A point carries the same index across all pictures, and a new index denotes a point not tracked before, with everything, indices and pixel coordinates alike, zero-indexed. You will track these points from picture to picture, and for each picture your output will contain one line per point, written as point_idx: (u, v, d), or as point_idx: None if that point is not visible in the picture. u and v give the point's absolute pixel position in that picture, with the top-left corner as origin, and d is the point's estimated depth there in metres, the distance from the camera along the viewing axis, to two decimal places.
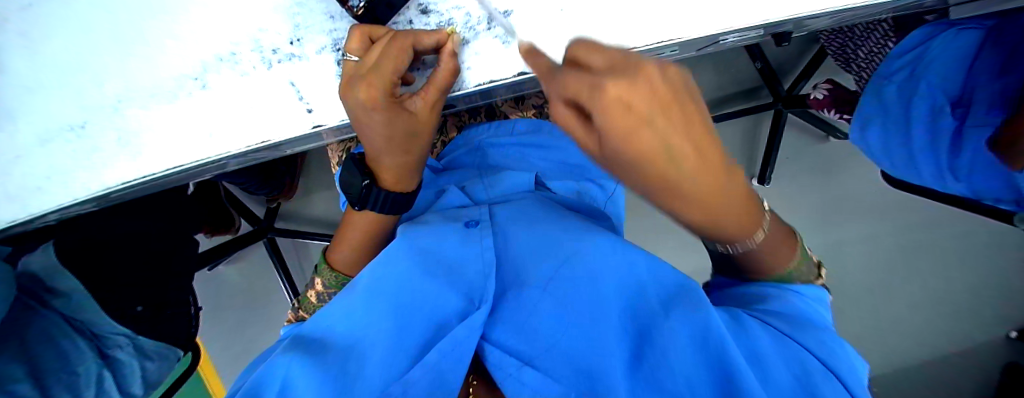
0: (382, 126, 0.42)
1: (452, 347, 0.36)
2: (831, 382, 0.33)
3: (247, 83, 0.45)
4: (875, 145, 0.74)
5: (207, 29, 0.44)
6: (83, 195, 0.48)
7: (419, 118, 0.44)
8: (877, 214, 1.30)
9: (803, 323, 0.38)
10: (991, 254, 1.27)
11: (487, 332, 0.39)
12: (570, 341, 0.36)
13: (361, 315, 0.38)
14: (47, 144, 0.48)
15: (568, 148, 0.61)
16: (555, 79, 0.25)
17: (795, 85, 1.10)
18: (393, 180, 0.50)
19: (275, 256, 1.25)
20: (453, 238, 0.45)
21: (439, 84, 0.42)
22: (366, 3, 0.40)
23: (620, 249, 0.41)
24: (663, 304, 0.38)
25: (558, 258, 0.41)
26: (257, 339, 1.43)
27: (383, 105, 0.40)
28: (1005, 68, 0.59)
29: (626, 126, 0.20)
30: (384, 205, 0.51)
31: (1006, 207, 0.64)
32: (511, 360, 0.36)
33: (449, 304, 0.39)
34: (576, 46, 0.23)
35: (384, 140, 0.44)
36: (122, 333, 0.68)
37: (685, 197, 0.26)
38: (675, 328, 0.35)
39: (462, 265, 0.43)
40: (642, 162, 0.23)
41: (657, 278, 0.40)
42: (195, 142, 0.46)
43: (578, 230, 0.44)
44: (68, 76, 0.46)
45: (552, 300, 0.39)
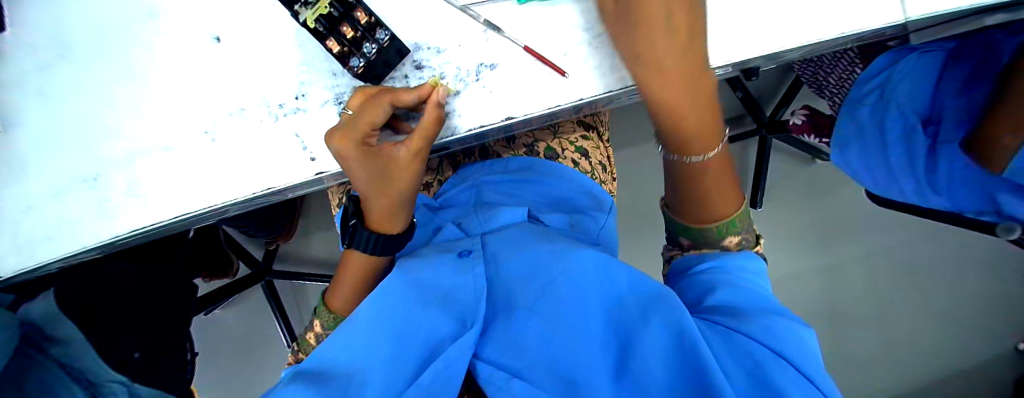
0: (363, 172, 0.45)
1: (445, 368, 0.37)
2: (780, 364, 0.35)
3: (254, 134, 0.47)
4: (855, 163, 0.75)
5: (219, 86, 0.47)
6: (91, 242, 0.50)
7: (400, 165, 0.46)
8: (869, 232, 1.33)
9: (748, 307, 0.42)
10: (988, 267, 1.28)
11: (478, 351, 0.39)
12: (557, 353, 0.38)
13: (360, 339, 0.39)
14: (57, 195, 0.49)
15: (559, 181, 0.64)
16: None
17: (775, 111, 1.15)
18: (380, 221, 0.51)
19: (274, 301, 1.27)
20: (448, 268, 0.46)
21: (421, 134, 0.43)
22: (366, 63, 0.43)
23: (599, 264, 0.43)
24: (641, 311, 0.40)
25: (545, 279, 0.43)
26: (254, 386, 1.39)
27: (359, 154, 0.43)
28: (969, 84, 0.62)
29: None
30: (374, 246, 0.52)
31: (988, 219, 0.63)
32: (501, 374, 0.37)
33: (442, 327, 0.40)
34: None
35: (368, 185, 0.47)
36: (118, 381, 0.66)
37: (654, 59, 0.45)
38: (653, 332, 0.37)
39: (455, 290, 0.44)
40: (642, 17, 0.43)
41: (635, 289, 0.42)
42: (202, 190, 0.48)
43: (564, 247, 0.45)
44: (82, 131, 0.49)
45: (541, 319, 0.40)
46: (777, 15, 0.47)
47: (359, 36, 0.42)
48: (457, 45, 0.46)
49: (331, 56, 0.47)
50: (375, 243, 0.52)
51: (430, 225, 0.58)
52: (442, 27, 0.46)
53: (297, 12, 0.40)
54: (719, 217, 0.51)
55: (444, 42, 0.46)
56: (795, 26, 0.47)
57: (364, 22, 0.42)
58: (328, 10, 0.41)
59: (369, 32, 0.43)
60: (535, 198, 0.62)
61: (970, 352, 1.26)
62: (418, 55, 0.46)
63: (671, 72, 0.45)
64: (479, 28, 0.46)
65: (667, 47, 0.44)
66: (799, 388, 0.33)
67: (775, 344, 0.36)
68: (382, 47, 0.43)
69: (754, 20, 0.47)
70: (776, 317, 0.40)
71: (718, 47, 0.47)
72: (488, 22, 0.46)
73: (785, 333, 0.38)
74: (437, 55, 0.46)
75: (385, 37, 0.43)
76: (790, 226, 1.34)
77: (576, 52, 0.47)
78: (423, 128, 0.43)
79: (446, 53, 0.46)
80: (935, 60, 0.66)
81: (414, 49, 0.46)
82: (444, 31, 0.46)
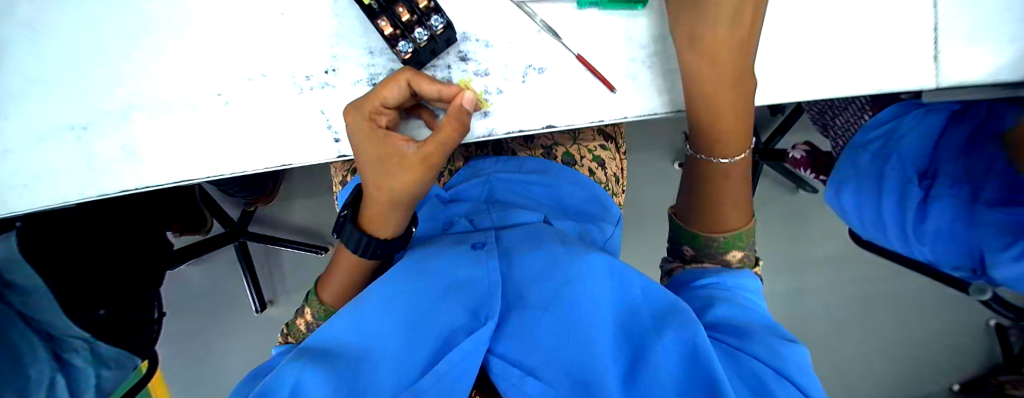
0: (366, 153, 0.43)
1: (462, 359, 0.36)
2: (784, 386, 0.36)
3: (275, 104, 0.45)
4: (850, 206, 0.77)
5: (240, 47, 0.44)
6: (74, 199, 0.46)
7: (406, 163, 0.43)
8: (838, 264, 1.39)
9: (752, 326, 0.42)
10: (937, 310, 1.39)
11: (491, 346, 0.39)
12: (572, 351, 0.38)
13: (375, 324, 0.39)
14: (41, 142, 0.45)
15: (570, 187, 0.64)
16: None
17: (773, 138, 1.18)
18: (375, 220, 0.48)
19: (244, 262, 1.26)
20: (463, 259, 0.46)
21: (438, 140, 0.41)
22: (414, 49, 0.42)
23: (614, 271, 0.43)
24: (655, 320, 0.40)
25: (559, 278, 0.42)
26: (215, 348, 1.34)
27: (364, 129, 0.42)
28: (967, 149, 0.64)
29: None
30: (361, 247, 0.49)
31: (963, 274, 0.66)
32: (515, 370, 0.37)
33: (455, 318, 0.40)
34: None
35: (368, 169, 0.44)
36: (78, 337, 0.67)
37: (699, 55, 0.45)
38: (664, 345, 0.37)
39: (469, 283, 0.44)
40: (709, 4, 0.44)
41: (650, 300, 0.42)
42: (209, 158, 0.45)
43: (577, 250, 0.45)
44: (72, 73, 0.45)
45: (554, 319, 0.40)
46: (821, 62, 0.48)
47: (414, 19, 0.41)
48: (508, 42, 0.46)
49: (369, 32, 0.45)
50: (365, 246, 0.49)
51: (440, 218, 0.58)
52: (496, 20, 0.45)
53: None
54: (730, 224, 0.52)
55: (494, 37, 0.45)
56: (833, 74, 0.48)
57: (422, 6, 0.41)
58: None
59: (423, 17, 0.41)
60: (545, 202, 0.62)
61: (912, 387, 1.36)
62: (464, 46, 0.45)
63: (716, 74, 0.46)
64: (533, 28, 0.46)
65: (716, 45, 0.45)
66: None
67: (778, 364, 0.37)
68: (433, 36, 0.42)
69: (795, 62, 0.48)
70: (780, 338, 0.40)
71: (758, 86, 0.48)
72: (544, 23, 0.46)
73: (787, 351, 0.39)
74: (484, 49, 0.45)
75: (440, 25, 0.42)
76: (768, 249, 1.38)
77: (623, 69, 0.47)
78: (442, 135, 0.40)
79: (496, 49, 0.46)
80: (938, 119, 0.69)
81: (462, 38, 0.45)
82: (499, 26, 0.46)
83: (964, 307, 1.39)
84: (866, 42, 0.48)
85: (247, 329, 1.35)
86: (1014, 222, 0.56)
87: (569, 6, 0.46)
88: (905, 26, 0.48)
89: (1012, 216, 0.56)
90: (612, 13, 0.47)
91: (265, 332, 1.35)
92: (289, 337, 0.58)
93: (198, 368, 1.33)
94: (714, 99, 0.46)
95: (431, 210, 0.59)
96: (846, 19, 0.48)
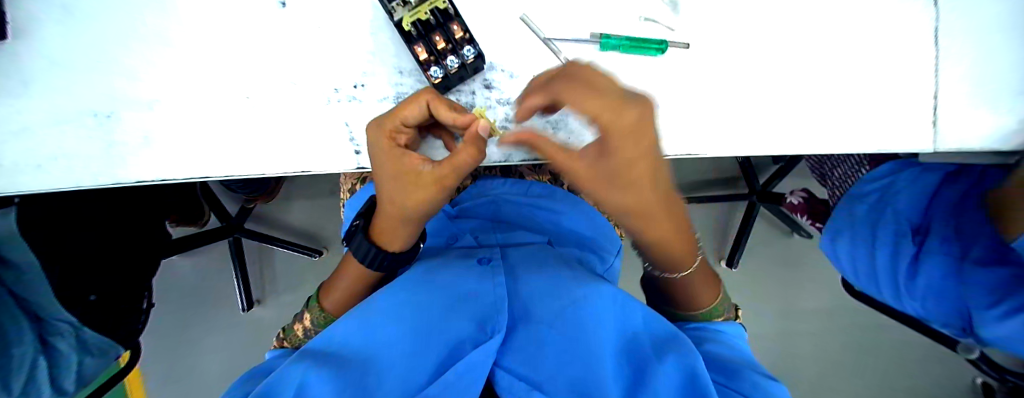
0: (383, 167, 0.44)
1: (470, 369, 0.38)
2: None
3: (301, 113, 0.47)
4: (844, 255, 0.77)
5: (275, 56, 0.46)
6: (87, 184, 0.46)
7: (419, 183, 0.43)
8: (828, 312, 1.40)
9: (737, 366, 0.43)
10: (927, 368, 1.38)
11: (498, 359, 0.41)
12: (577, 370, 0.38)
13: (383, 331, 0.40)
14: (61, 125, 0.46)
15: (575, 215, 0.66)
16: (551, 87, 0.40)
17: (769, 181, 1.20)
18: (385, 233, 0.49)
19: (236, 257, 1.24)
20: (472, 276, 0.48)
21: (453, 163, 0.41)
22: (444, 75, 0.44)
23: (619, 297, 0.44)
24: (656, 349, 0.41)
25: (566, 300, 0.44)
26: (198, 344, 1.31)
27: (384, 145, 0.43)
28: (958, 209, 0.66)
29: (635, 149, 0.37)
30: (369, 258, 0.51)
31: (953, 331, 0.67)
32: (521, 384, 0.38)
33: (462, 330, 0.41)
34: (570, 83, 0.38)
35: (383, 183, 0.45)
36: (66, 322, 0.66)
37: (641, 216, 0.42)
38: (666, 368, 0.38)
39: (476, 297, 0.45)
40: (623, 178, 0.38)
41: (652, 329, 0.44)
42: (229, 157, 0.47)
43: (584, 277, 0.47)
44: (104, 62, 0.46)
45: (563, 339, 0.41)
46: (827, 117, 0.50)
47: (449, 48, 0.44)
48: (531, 75, 0.48)
49: (401, 53, 0.48)
50: (373, 256, 0.51)
51: (446, 232, 0.61)
52: (523, 54, 0.48)
53: (394, 9, 0.42)
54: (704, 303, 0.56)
55: (518, 69, 0.48)
56: (839, 130, 0.50)
57: (459, 36, 0.43)
58: (427, 16, 0.43)
59: (457, 47, 0.44)
60: (551, 228, 0.65)
61: None
62: (490, 75, 0.48)
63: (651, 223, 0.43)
64: (556, 64, 0.48)
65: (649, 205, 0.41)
66: None
67: None
68: (464, 64, 0.44)
69: (802, 116, 0.50)
70: (768, 378, 0.41)
71: (766, 136, 0.49)
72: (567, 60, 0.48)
73: (774, 389, 0.39)
74: (508, 79, 0.48)
75: (471, 55, 0.44)
76: (759, 290, 1.40)
77: None
78: (457, 158, 0.41)
79: (519, 80, 0.48)
80: (933, 178, 0.70)
81: (488, 68, 0.48)
82: (523, 59, 0.48)
83: (957, 366, 1.38)
84: (872, 105, 0.50)
85: (231, 327, 1.33)
86: (1005, 280, 0.58)
87: (591, 47, 0.49)
88: (910, 90, 0.50)
89: (1003, 274, 0.58)
90: (631, 57, 0.48)
91: (250, 333, 1.33)
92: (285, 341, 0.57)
93: (177, 365, 1.30)
94: (654, 233, 0.45)
95: (437, 226, 0.62)
96: (853, 79, 0.50)
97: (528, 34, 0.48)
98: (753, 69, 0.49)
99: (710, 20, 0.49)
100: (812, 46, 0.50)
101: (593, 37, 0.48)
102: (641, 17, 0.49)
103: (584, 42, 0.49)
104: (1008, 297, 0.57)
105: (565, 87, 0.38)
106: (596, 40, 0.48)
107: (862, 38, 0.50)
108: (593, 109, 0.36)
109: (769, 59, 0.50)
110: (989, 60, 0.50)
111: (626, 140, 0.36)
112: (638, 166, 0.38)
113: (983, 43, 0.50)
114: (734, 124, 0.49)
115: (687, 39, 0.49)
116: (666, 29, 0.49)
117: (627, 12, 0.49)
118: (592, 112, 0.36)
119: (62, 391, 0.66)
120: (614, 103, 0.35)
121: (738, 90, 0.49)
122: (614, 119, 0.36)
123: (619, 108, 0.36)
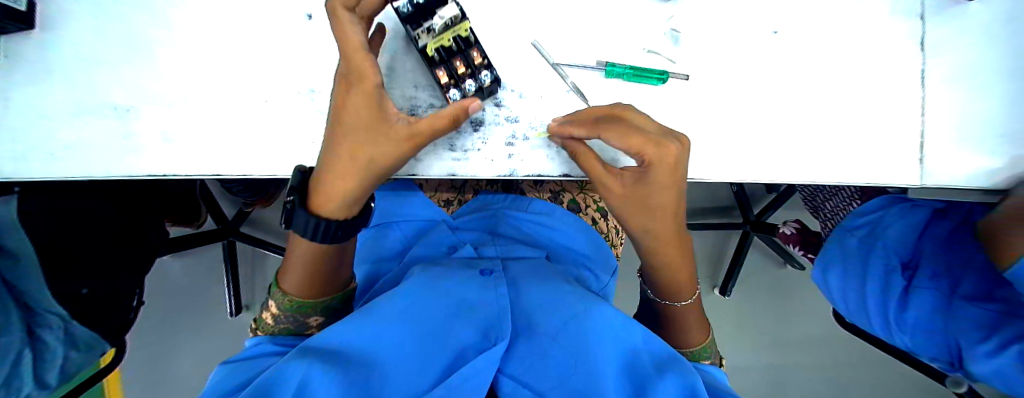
0: (351, 111, 0.40)
1: (475, 374, 0.44)
2: None
3: (316, 119, 0.49)
4: (835, 285, 0.78)
5: (296, 64, 0.49)
6: (98, 175, 0.47)
7: (389, 138, 0.41)
8: (818, 343, 1.40)
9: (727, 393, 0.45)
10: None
11: (502, 367, 0.48)
12: (576, 379, 0.44)
13: (393, 340, 0.44)
14: (80, 116, 0.47)
15: (571, 232, 0.70)
16: (599, 128, 0.43)
17: (763, 212, 1.22)
18: (332, 201, 0.44)
19: (229, 262, 1.24)
20: (474, 286, 0.54)
21: (430, 124, 0.40)
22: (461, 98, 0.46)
23: (620, 317, 0.48)
24: (654, 366, 0.45)
25: (567, 312, 0.49)
26: (183, 346, 1.29)
27: (363, 84, 0.39)
28: (948, 246, 0.69)
29: (668, 182, 0.43)
30: (312, 232, 0.45)
31: (940, 366, 0.67)
32: (523, 390, 0.45)
33: (467, 337, 0.47)
34: (620, 129, 0.41)
35: (346, 132, 0.41)
36: (56, 314, 0.65)
37: (658, 239, 0.49)
38: (665, 381, 0.42)
39: (479, 306, 0.51)
40: (654, 207, 0.45)
41: (650, 347, 0.48)
42: (242, 156, 0.48)
43: (585, 295, 0.52)
44: (128, 59, 0.48)
45: (561, 346, 0.46)
46: (820, 149, 0.52)
47: (467, 72, 0.46)
48: (539, 96, 0.51)
49: (416, 67, 0.50)
50: (318, 230, 0.44)
51: (446, 242, 0.65)
52: (532, 75, 0.51)
53: (418, 36, 0.44)
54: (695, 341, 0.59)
55: (528, 89, 0.50)
56: (834, 161, 0.52)
57: (477, 62, 0.46)
58: (449, 43, 0.45)
59: (474, 73, 0.46)
60: (550, 245, 0.69)
61: None
62: (500, 93, 0.50)
63: (666, 248, 0.50)
64: (563, 88, 0.51)
65: (668, 230, 0.48)
66: None
67: None
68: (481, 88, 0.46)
69: (797, 148, 0.52)
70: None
71: (761, 165, 0.51)
72: (573, 84, 0.51)
73: None
74: (517, 98, 0.50)
75: (488, 80, 0.46)
76: (751, 321, 1.40)
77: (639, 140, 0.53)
78: (436, 121, 0.40)
79: (528, 100, 0.50)
80: (922, 215, 0.72)
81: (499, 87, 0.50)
82: (532, 81, 0.51)
83: None
84: (862, 140, 0.52)
85: (219, 331, 1.31)
86: (993, 316, 0.59)
87: (598, 74, 0.51)
88: (900, 129, 0.52)
89: (992, 310, 0.60)
90: (635, 85, 0.51)
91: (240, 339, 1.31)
92: (257, 331, 0.52)
93: (162, 369, 1.26)
94: (668, 261, 0.52)
95: (435, 237, 0.65)
96: (845, 115, 0.52)
97: (537, 57, 0.51)
98: (750, 101, 0.52)
99: (710, 54, 0.52)
100: (810, 88, 0.52)
101: (599, 64, 0.51)
102: (645, 48, 0.52)
103: (591, 69, 0.51)
104: (997, 331, 0.58)
105: (614, 132, 0.41)
106: (602, 67, 0.51)
107: (853, 76, 0.53)
108: (638, 144, 0.40)
109: (765, 93, 0.52)
110: (974, 105, 0.53)
111: (662, 173, 0.42)
112: (664, 197, 0.44)
113: (968, 90, 0.53)
114: (731, 151, 0.51)
115: (688, 71, 0.52)
116: (667, 61, 0.52)
117: (632, 43, 0.52)
118: (637, 147, 0.40)
119: (44, 385, 0.65)
120: (655, 138, 0.40)
121: (736, 119, 0.51)
122: (657, 152, 0.40)
123: (664, 141, 0.41)
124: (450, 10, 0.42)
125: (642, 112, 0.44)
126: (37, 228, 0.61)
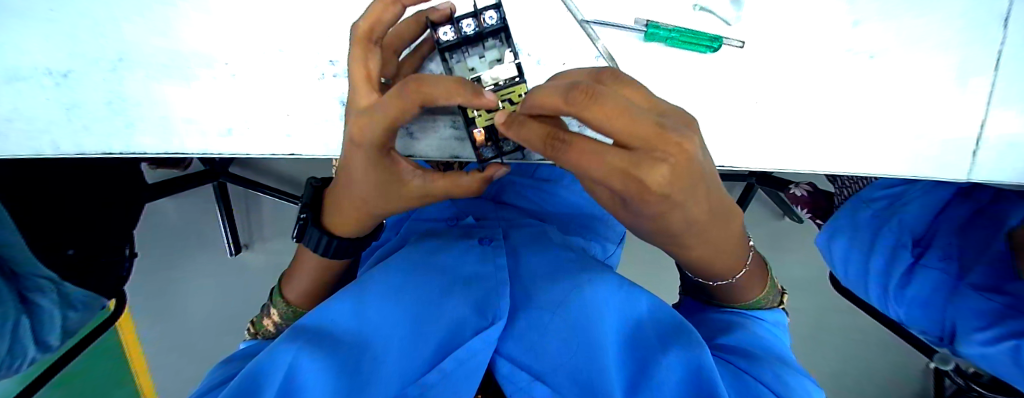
0: (361, 169, 0.37)
1: (469, 356, 0.41)
2: (774, 377, 0.41)
3: (293, 87, 0.42)
4: (836, 254, 0.77)
5: (271, 21, 0.41)
6: (48, 152, 0.41)
7: (400, 192, 0.40)
8: (806, 290, 1.44)
9: (759, 357, 0.45)
10: (900, 349, 1.40)
11: (499, 347, 0.45)
12: (580, 358, 0.41)
13: (379, 320, 0.42)
14: (15, 83, 0.40)
15: (575, 197, 0.68)
16: (558, 150, 0.28)
17: None
18: (342, 228, 0.47)
19: (223, 202, 1.19)
20: (472, 257, 0.52)
21: (448, 189, 0.39)
22: (495, 155, 0.43)
23: (622, 289, 0.47)
24: (659, 340, 0.44)
25: (569, 286, 0.46)
26: (181, 285, 1.30)
27: (376, 156, 0.35)
28: (965, 228, 0.66)
29: (664, 206, 0.29)
30: (322, 248, 0.48)
31: (930, 339, 0.68)
32: (522, 374, 0.42)
33: (464, 317, 0.44)
34: (580, 150, 0.27)
35: (356, 180, 0.39)
36: (46, 277, 0.62)
37: (687, 248, 0.40)
38: (670, 365, 0.40)
39: (479, 279, 0.49)
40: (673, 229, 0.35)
41: (655, 319, 0.46)
42: (210, 130, 0.42)
43: (587, 266, 0.50)
44: (64, 14, 0.40)
45: (563, 321, 0.44)
46: (865, 130, 0.46)
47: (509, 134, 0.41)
48: (561, 64, 0.44)
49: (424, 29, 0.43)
50: (326, 245, 0.48)
51: (447, 213, 0.62)
52: (555, 39, 0.43)
53: None
54: (749, 295, 0.54)
55: (548, 55, 0.44)
56: (879, 144, 0.47)
57: None
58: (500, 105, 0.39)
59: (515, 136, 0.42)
60: (557, 212, 0.67)
61: None
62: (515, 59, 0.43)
63: (707, 255, 0.43)
64: (592, 53, 0.44)
65: (705, 241, 0.40)
66: (779, 383, 0.41)
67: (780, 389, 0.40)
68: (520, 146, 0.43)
69: (847, 129, 0.46)
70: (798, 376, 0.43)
71: (800, 146, 0.46)
72: (604, 49, 0.43)
73: (792, 380, 0.42)
74: (535, 65, 0.44)
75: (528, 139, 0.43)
76: None
77: None
78: (456, 191, 0.40)
79: (547, 68, 0.44)
80: (945, 193, 0.68)
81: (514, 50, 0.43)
82: (554, 45, 0.44)
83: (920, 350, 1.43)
84: (913, 121, 0.46)
85: (216, 270, 1.31)
86: (997, 307, 0.58)
87: (635, 37, 0.44)
88: (962, 110, 0.46)
89: (997, 303, 0.58)
90: (677, 52, 0.44)
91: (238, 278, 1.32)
92: (257, 335, 0.53)
93: (169, 304, 1.30)
94: (708, 264, 0.45)
95: (434, 209, 0.62)
96: (901, 92, 0.46)
97: (564, 15, 0.43)
98: (801, 73, 0.45)
99: (764, 14, 0.45)
100: (871, 58, 0.45)
101: (638, 24, 0.43)
102: (695, 5, 0.44)
103: (627, 31, 0.44)
104: (999, 323, 0.57)
105: (578, 154, 0.27)
106: (641, 29, 0.43)
107: (924, 46, 0.46)
108: (603, 175, 0.27)
109: (825, 65, 0.45)
110: None
111: (655, 205, 0.29)
112: (693, 221, 0.34)
113: None
114: (768, 132, 0.46)
115: (740, 36, 0.45)
116: (718, 22, 0.44)
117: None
118: (609, 175, 0.27)
119: (46, 344, 0.65)
120: (625, 164, 0.26)
121: (780, 94, 0.45)
122: (630, 184, 0.27)
123: (638, 165, 0.25)
124: (507, 68, 0.38)
125: (597, 116, 0.25)
126: (3, 197, 0.57)
